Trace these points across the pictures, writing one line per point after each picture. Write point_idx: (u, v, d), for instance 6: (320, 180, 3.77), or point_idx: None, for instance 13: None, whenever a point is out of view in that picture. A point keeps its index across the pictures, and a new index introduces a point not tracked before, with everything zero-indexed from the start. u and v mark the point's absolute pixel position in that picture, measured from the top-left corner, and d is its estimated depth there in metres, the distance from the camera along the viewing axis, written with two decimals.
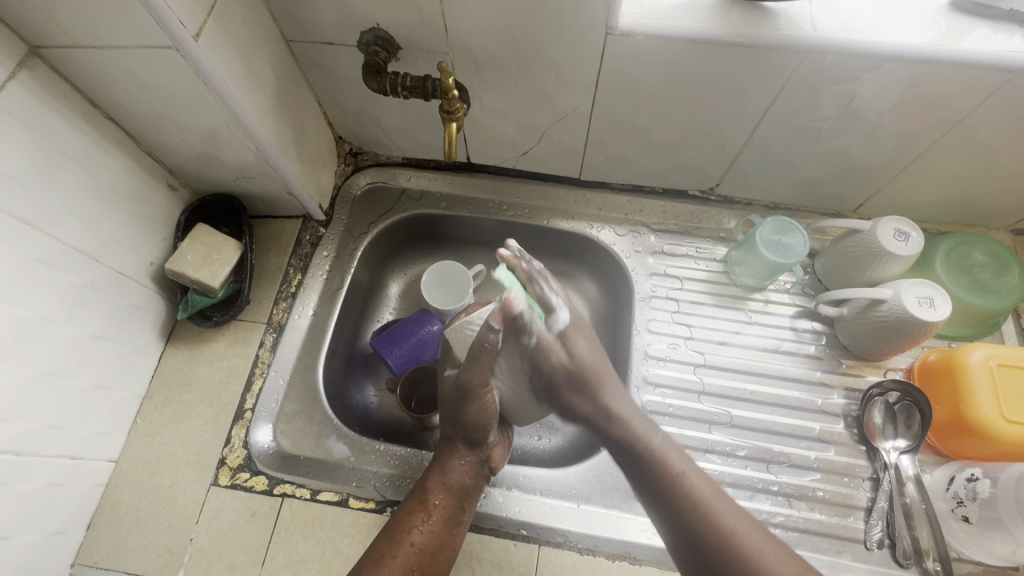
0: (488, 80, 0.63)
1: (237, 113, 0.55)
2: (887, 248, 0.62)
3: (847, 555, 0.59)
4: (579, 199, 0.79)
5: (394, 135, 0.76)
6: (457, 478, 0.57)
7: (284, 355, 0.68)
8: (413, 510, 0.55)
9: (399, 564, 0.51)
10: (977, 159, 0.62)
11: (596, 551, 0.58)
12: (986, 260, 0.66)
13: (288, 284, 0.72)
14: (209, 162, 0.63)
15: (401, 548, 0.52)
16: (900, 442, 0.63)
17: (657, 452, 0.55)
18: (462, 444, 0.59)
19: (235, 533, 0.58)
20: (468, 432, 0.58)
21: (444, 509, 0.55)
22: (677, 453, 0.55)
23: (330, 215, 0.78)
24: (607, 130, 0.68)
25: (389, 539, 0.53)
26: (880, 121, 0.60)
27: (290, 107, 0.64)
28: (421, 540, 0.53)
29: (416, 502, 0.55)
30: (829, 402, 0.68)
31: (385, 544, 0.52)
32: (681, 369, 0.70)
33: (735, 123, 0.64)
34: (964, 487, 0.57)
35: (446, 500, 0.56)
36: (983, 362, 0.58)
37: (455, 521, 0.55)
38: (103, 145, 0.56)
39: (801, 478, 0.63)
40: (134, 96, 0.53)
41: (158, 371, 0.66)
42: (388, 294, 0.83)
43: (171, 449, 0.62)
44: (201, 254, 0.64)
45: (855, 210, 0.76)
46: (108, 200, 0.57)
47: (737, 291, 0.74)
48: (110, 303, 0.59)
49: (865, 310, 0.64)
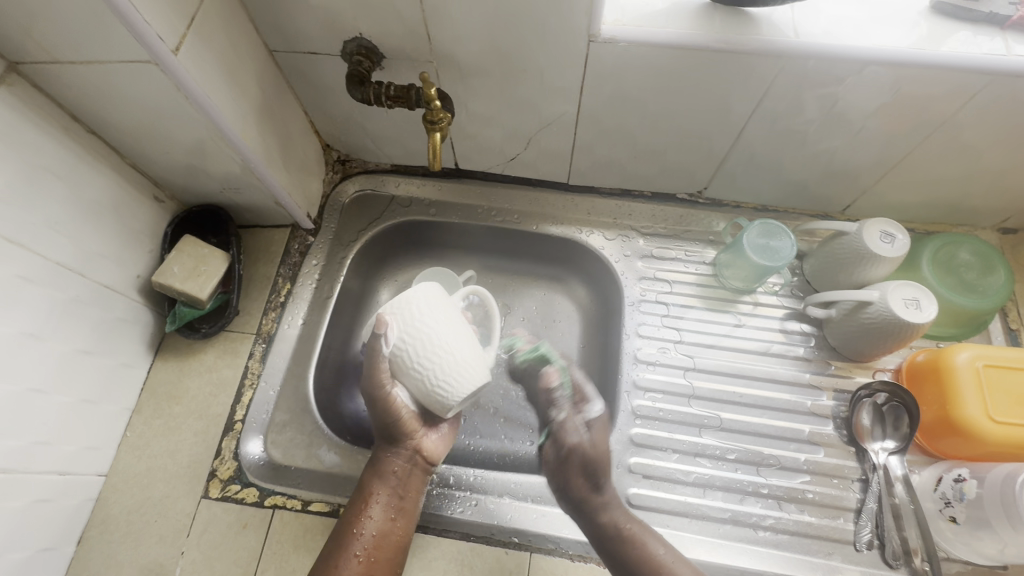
0: (473, 88, 0.63)
1: (220, 125, 0.55)
2: (873, 249, 0.62)
3: (836, 557, 0.60)
4: (568, 204, 0.79)
5: (381, 143, 0.76)
6: (387, 470, 0.57)
7: (274, 365, 0.68)
8: (356, 506, 0.56)
9: (349, 557, 0.53)
10: (962, 159, 0.63)
11: (587, 557, 0.58)
12: (972, 260, 0.66)
13: (277, 294, 0.72)
14: (195, 174, 0.63)
15: (349, 542, 0.54)
16: (888, 443, 0.63)
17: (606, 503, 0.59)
18: (386, 438, 0.59)
19: (226, 545, 0.58)
20: (385, 427, 0.58)
21: (382, 500, 0.56)
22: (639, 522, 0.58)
23: (319, 223, 0.77)
24: (593, 136, 0.68)
25: (338, 537, 0.54)
26: (864, 124, 0.60)
27: (275, 117, 0.64)
28: (368, 531, 0.54)
29: (359, 497, 0.56)
30: (818, 404, 0.68)
31: (335, 540, 0.54)
32: (671, 373, 0.70)
33: (721, 127, 0.64)
34: (952, 488, 0.58)
35: (384, 492, 0.56)
36: (969, 363, 0.58)
37: (394, 509, 0.56)
38: (86, 159, 0.55)
39: (791, 480, 0.64)
40: (115, 110, 0.53)
41: (147, 383, 0.66)
42: (378, 301, 0.83)
43: (161, 462, 0.62)
44: (188, 266, 0.64)
45: (843, 211, 0.76)
46: (92, 214, 0.57)
47: (726, 294, 0.75)
48: (97, 317, 0.59)
49: (852, 312, 0.64)
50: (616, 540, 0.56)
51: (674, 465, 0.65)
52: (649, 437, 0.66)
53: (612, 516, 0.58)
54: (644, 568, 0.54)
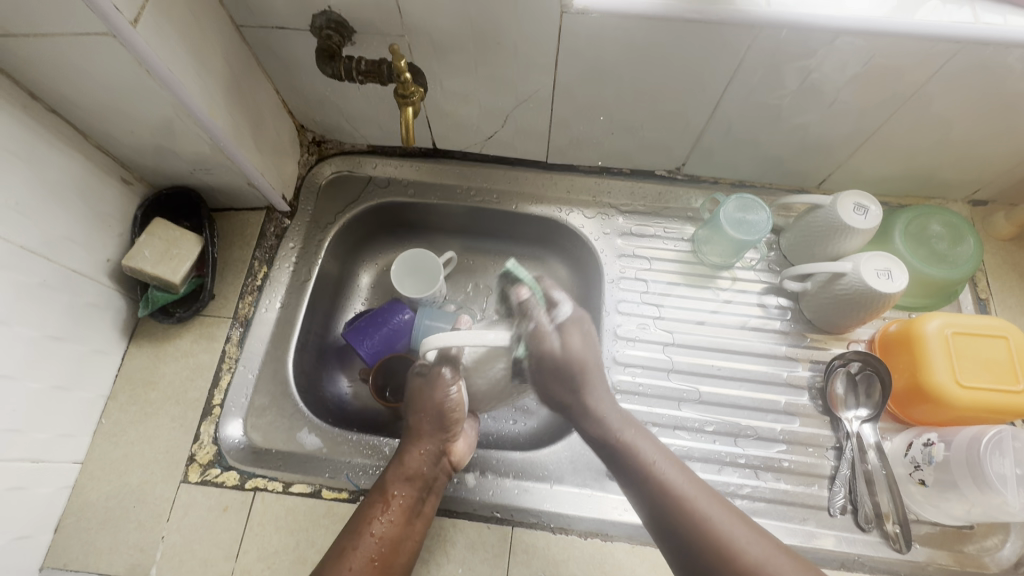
0: (448, 64, 0.62)
1: (186, 103, 0.54)
2: (847, 222, 0.63)
3: (811, 522, 0.61)
4: (547, 182, 0.79)
5: (356, 123, 0.75)
6: (416, 469, 0.57)
7: (252, 349, 0.67)
8: (373, 505, 0.55)
9: (360, 558, 0.51)
10: (933, 130, 0.63)
11: (569, 529, 0.59)
12: (944, 231, 0.67)
13: (253, 277, 0.71)
14: (163, 154, 0.62)
15: (362, 541, 0.52)
16: (861, 411, 0.64)
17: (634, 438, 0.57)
18: (430, 432, 0.59)
19: (206, 528, 0.58)
20: (434, 420, 0.59)
21: (403, 501, 0.55)
22: (638, 431, 0.58)
23: (295, 206, 0.76)
24: (571, 112, 0.68)
25: (352, 534, 0.53)
26: (838, 96, 0.60)
27: (245, 95, 0.63)
28: (381, 532, 0.53)
29: (378, 496, 0.55)
30: (794, 375, 0.69)
31: (347, 539, 0.53)
32: (651, 349, 0.71)
33: (697, 101, 0.64)
34: (921, 452, 0.59)
35: (406, 493, 0.56)
36: (938, 330, 0.60)
37: (414, 511, 0.55)
38: (46, 138, 0.54)
39: (768, 450, 0.65)
40: (76, 87, 0.51)
41: (122, 370, 0.65)
42: (358, 284, 0.82)
43: (139, 449, 0.61)
44: (159, 250, 0.63)
45: (818, 185, 0.77)
46: (56, 196, 0.55)
47: (705, 269, 0.75)
48: (66, 302, 0.57)
49: (827, 284, 0.65)
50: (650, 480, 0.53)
51: None
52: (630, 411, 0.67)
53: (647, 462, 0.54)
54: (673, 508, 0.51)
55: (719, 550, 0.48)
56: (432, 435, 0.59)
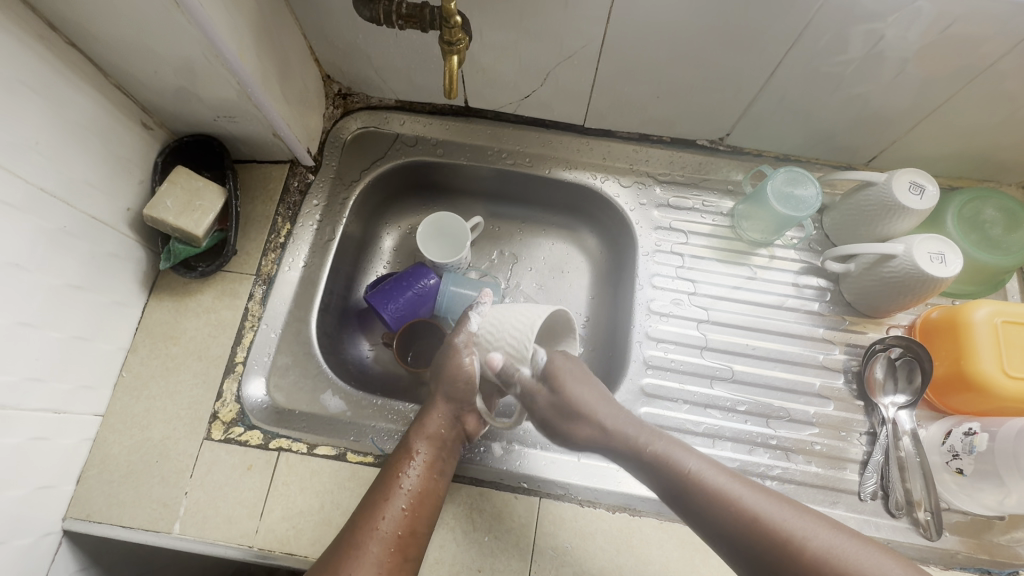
0: (491, 13, 0.58)
1: (215, 41, 0.50)
2: (902, 201, 0.60)
3: (841, 506, 0.60)
4: (583, 147, 0.75)
5: (386, 75, 0.71)
6: (436, 432, 0.57)
7: (275, 307, 0.66)
8: (399, 461, 0.55)
9: (394, 509, 0.51)
10: (1001, 109, 0.60)
11: (597, 503, 0.58)
12: (998, 216, 0.65)
13: (276, 234, 0.69)
14: (186, 98, 0.58)
15: (392, 494, 0.52)
16: (899, 397, 0.63)
17: (669, 457, 0.53)
18: (445, 398, 0.59)
19: (230, 485, 0.57)
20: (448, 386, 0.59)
21: (429, 459, 0.55)
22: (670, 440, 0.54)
23: (319, 161, 0.73)
24: (616, 73, 0.64)
25: (383, 488, 0.53)
26: (905, 66, 0.57)
27: (273, 37, 0.59)
28: (411, 485, 0.53)
29: (403, 453, 0.55)
30: (830, 358, 0.67)
31: (378, 494, 0.52)
32: (684, 325, 0.69)
33: (754, 66, 0.60)
34: (961, 441, 0.57)
35: (429, 451, 0.55)
36: (987, 319, 0.58)
37: (437, 468, 0.55)
38: (66, 74, 0.50)
39: (800, 432, 0.64)
40: (98, 19, 0.48)
41: (142, 323, 0.63)
42: (382, 247, 0.80)
43: (161, 404, 0.60)
44: (181, 200, 0.60)
45: (867, 163, 0.73)
46: (75, 136, 0.52)
47: (742, 246, 0.73)
48: (86, 250, 0.55)
49: (873, 266, 0.63)
50: (717, 519, 0.48)
51: (685, 416, 0.64)
52: (660, 386, 0.65)
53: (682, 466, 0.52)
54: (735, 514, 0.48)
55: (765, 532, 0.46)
56: (445, 400, 0.59)
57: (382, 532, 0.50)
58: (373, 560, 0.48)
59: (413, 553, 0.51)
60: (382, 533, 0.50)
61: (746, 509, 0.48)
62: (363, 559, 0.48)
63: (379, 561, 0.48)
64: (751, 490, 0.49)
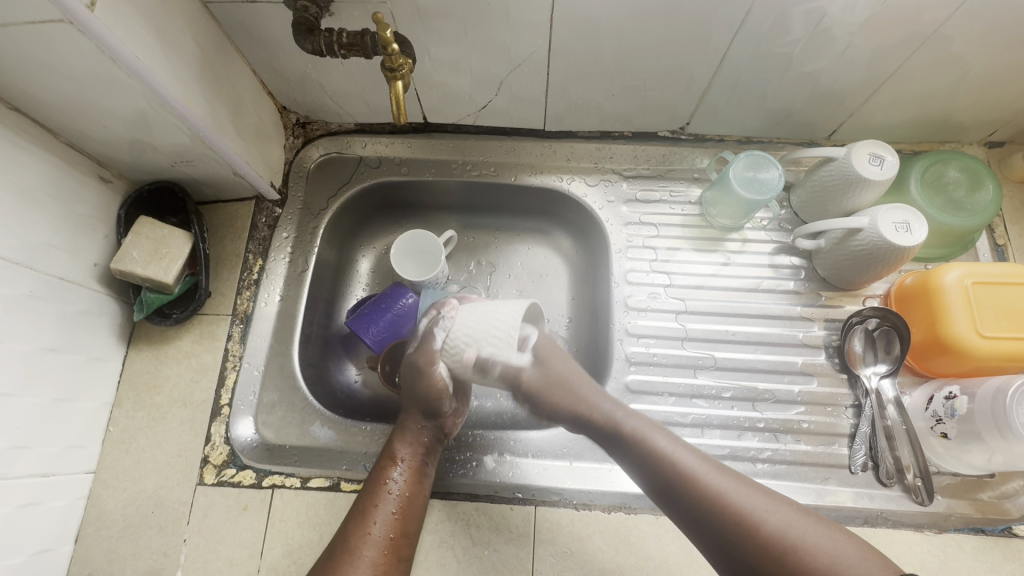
0: (435, 31, 0.58)
1: (158, 92, 0.50)
2: (863, 174, 0.60)
3: (833, 481, 0.61)
4: (546, 151, 0.75)
5: (342, 100, 0.70)
6: (415, 438, 0.58)
7: (255, 344, 0.66)
8: (384, 468, 0.56)
9: (384, 513, 0.52)
10: (951, 72, 0.60)
11: (592, 505, 0.59)
12: (961, 177, 0.65)
13: (249, 271, 0.69)
14: (141, 148, 0.58)
15: (382, 500, 0.53)
16: (880, 367, 0.64)
17: (639, 434, 0.55)
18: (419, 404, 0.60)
19: (228, 528, 0.57)
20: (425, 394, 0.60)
21: (411, 465, 0.56)
22: (646, 421, 0.56)
23: (285, 193, 0.73)
24: (568, 76, 0.64)
25: (369, 496, 0.54)
26: (851, 40, 0.57)
27: (220, 77, 0.59)
28: (399, 490, 0.54)
29: (386, 460, 0.56)
30: (809, 336, 0.68)
31: (366, 500, 0.53)
32: (663, 318, 0.69)
33: (703, 54, 0.60)
34: (943, 405, 0.58)
35: (413, 457, 0.57)
36: (958, 282, 0.58)
37: (421, 472, 0.56)
38: (15, 141, 0.50)
39: (786, 413, 0.64)
40: (37, 83, 0.47)
41: (124, 376, 0.63)
42: (359, 270, 0.80)
43: (151, 454, 0.60)
44: (148, 250, 0.60)
45: (829, 137, 0.74)
46: (32, 201, 0.52)
47: (714, 232, 0.73)
48: (57, 311, 0.55)
49: (842, 240, 0.63)
50: (676, 488, 0.50)
51: (672, 409, 0.65)
52: (645, 382, 0.66)
53: (650, 445, 0.54)
54: (692, 488, 0.50)
55: (722, 509, 0.48)
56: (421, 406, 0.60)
57: (375, 536, 0.51)
58: (369, 563, 0.49)
59: (405, 553, 0.52)
60: (376, 538, 0.51)
61: (711, 486, 0.49)
62: (357, 565, 0.49)
63: (374, 564, 0.49)
64: (711, 470, 0.51)
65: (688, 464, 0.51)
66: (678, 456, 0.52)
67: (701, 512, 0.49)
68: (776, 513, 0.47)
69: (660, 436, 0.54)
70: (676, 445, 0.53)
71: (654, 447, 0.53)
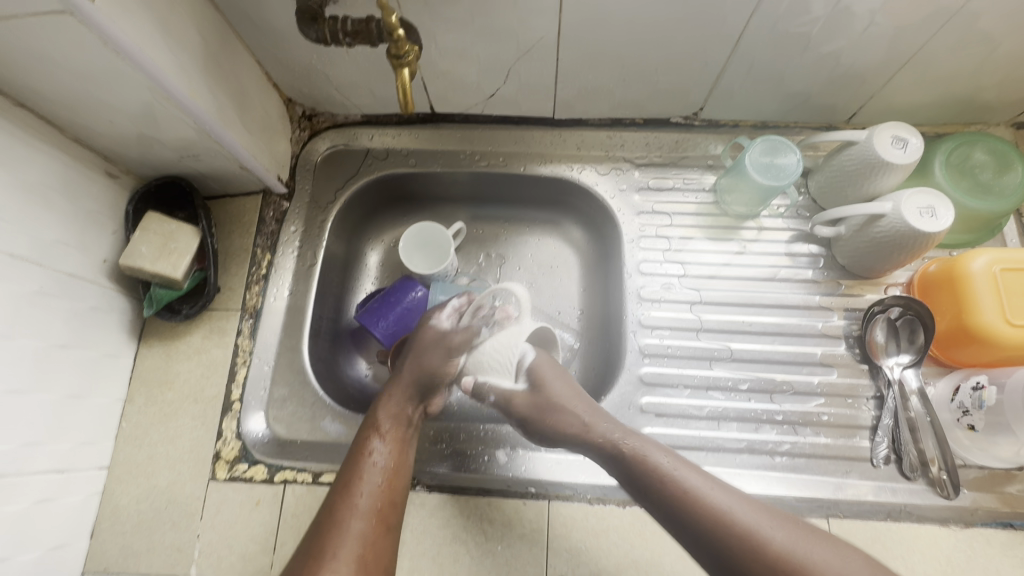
0: (442, 17, 0.57)
1: (163, 84, 0.49)
2: (886, 158, 0.58)
3: (854, 474, 0.59)
4: (556, 139, 0.74)
5: (348, 91, 0.69)
6: (398, 409, 0.58)
7: (265, 340, 0.65)
8: (366, 439, 0.55)
9: (370, 484, 0.51)
10: (979, 50, 0.58)
11: (605, 499, 0.57)
12: (988, 160, 0.62)
13: (257, 266, 0.68)
14: (148, 143, 0.58)
15: (366, 470, 0.52)
16: (903, 357, 0.62)
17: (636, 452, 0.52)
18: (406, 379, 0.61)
19: (241, 523, 0.57)
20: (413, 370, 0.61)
21: (393, 433, 0.56)
22: (643, 438, 0.54)
23: (292, 187, 0.73)
24: (578, 62, 0.63)
25: (353, 467, 0.53)
26: (873, 18, 0.55)
27: (224, 69, 0.58)
28: (383, 460, 0.53)
29: (369, 431, 0.56)
30: (829, 325, 0.66)
31: (351, 472, 0.52)
32: (677, 309, 0.68)
33: (718, 36, 0.58)
34: (971, 396, 0.56)
35: (394, 427, 0.56)
36: (986, 268, 0.56)
37: (404, 441, 0.56)
38: (21, 136, 0.50)
39: (805, 405, 0.63)
40: (41, 77, 0.47)
41: (136, 372, 0.63)
42: (368, 263, 0.80)
43: (163, 450, 0.60)
44: (155, 245, 0.60)
45: (849, 120, 0.71)
46: (40, 197, 0.52)
47: (729, 220, 0.71)
48: (67, 308, 0.55)
49: (863, 227, 0.61)
50: (674, 508, 0.48)
51: (687, 401, 0.63)
52: (659, 375, 0.65)
53: (646, 464, 0.51)
54: (693, 508, 0.47)
55: (724, 530, 0.45)
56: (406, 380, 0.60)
57: (362, 508, 0.50)
58: (358, 534, 0.48)
59: (394, 522, 0.51)
60: (363, 508, 0.50)
61: (712, 506, 0.47)
62: (346, 535, 0.48)
63: (363, 535, 0.48)
64: (712, 485, 0.48)
65: (687, 482, 0.49)
66: (673, 472, 0.50)
67: (701, 533, 0.46)
68: (780, 531, 0.45)
69: (658, 452, 0.52)
70: (675, 463, 0.51)
71: (651, 466, 0.51)
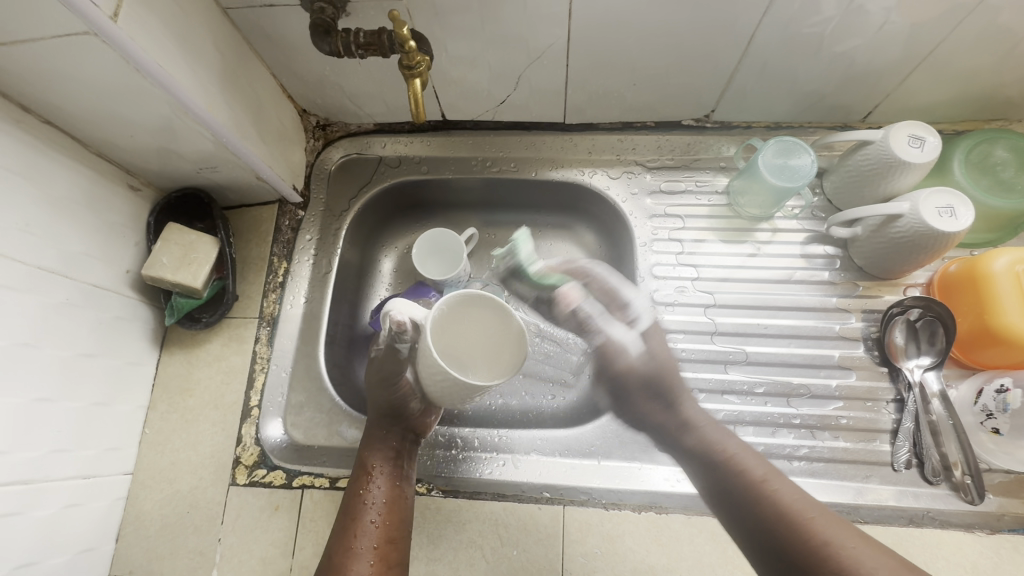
0: (452, 26, 0.57)
1: (182, 100, 0.51)
2: (903, 157, 0.57)
3: (875, 479, 0.58)
4: (567, 144, 0.74)
5: (360, 101, 0.71)
6: (387, 445, 0.56)
7: (282, 347, 0.66)
8: (360, 479, 0.54)
9: (367, 526, 0.51)
10: (998, 45, 0.57)
11: (621, 504, 0.57)
12: (1009, 157, 0.61)
13: (274, 274, 0.70)
14: (168, 156, 0.59)
15: (364, 513, 0.52)
16: (923, 360, 0.61)
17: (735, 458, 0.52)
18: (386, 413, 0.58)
19: (260, 527, 0.58)
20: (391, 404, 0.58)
21: (387, 471, 0.55)
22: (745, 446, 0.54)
23: (307, 196, 0.74)
24: (588, 67, 0.63)
25: (349, 510, 0.52)
26: (887, 17, 0.54)
27: (241, 83, 0.59)
28: (378, 499, 0.53)
29: (361, 470, 0.54)
30: (846, 327, 0.65)
31: (347, 514, 0.52)
32: (691, 313, 0.67)
33: (729, 38, 0.58)
34: (994, 399, 0.56)
35: (386, 465, 0.55)
36: (1009, 268, 0.55)
37: (398, 477, 0.55)
38: (47, 152, 0.51)
39: (823, 408, 0.62)
40: (65, 95, 0.48)
41: (158, 379, 0.65)
42: (381, 270, 0.80)
43: (185, 455, 0.62)
44: (177, 255, 0.61)
45: (864, 119, 0.70)
46: (65, 210, 0.53)
47: (742, 222, 0.71)
48: (92, 318, 0.56)
49: (880, 227, 0.60)
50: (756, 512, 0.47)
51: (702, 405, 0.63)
52: None
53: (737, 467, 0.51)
54: (778, 516, 0.46)
55: (806, 542, 0.44)
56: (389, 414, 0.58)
57: (360, 550, 0.49)
58: None
59: (397, 559, 0.51)
60: (361, 551, 0.49)
61: (797, 516, 0.46)
62: None
63: None
64: (806, 500, 0.47)
65: (778, 491, 0.48)
66: (765, 480, 0.49)
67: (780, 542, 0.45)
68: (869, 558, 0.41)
69: (751, 460, 0.52)
70: (767, 474, 0.50)
71: (742, 470, 0.51)
